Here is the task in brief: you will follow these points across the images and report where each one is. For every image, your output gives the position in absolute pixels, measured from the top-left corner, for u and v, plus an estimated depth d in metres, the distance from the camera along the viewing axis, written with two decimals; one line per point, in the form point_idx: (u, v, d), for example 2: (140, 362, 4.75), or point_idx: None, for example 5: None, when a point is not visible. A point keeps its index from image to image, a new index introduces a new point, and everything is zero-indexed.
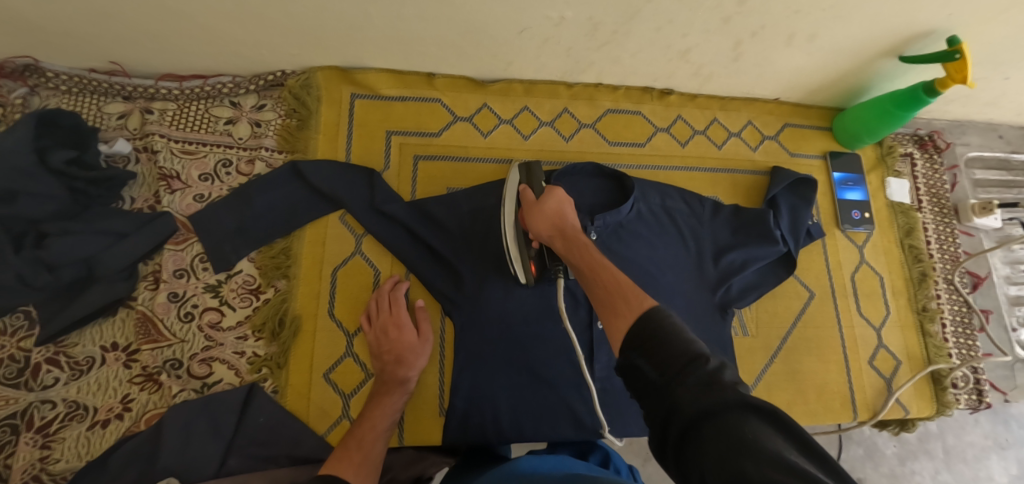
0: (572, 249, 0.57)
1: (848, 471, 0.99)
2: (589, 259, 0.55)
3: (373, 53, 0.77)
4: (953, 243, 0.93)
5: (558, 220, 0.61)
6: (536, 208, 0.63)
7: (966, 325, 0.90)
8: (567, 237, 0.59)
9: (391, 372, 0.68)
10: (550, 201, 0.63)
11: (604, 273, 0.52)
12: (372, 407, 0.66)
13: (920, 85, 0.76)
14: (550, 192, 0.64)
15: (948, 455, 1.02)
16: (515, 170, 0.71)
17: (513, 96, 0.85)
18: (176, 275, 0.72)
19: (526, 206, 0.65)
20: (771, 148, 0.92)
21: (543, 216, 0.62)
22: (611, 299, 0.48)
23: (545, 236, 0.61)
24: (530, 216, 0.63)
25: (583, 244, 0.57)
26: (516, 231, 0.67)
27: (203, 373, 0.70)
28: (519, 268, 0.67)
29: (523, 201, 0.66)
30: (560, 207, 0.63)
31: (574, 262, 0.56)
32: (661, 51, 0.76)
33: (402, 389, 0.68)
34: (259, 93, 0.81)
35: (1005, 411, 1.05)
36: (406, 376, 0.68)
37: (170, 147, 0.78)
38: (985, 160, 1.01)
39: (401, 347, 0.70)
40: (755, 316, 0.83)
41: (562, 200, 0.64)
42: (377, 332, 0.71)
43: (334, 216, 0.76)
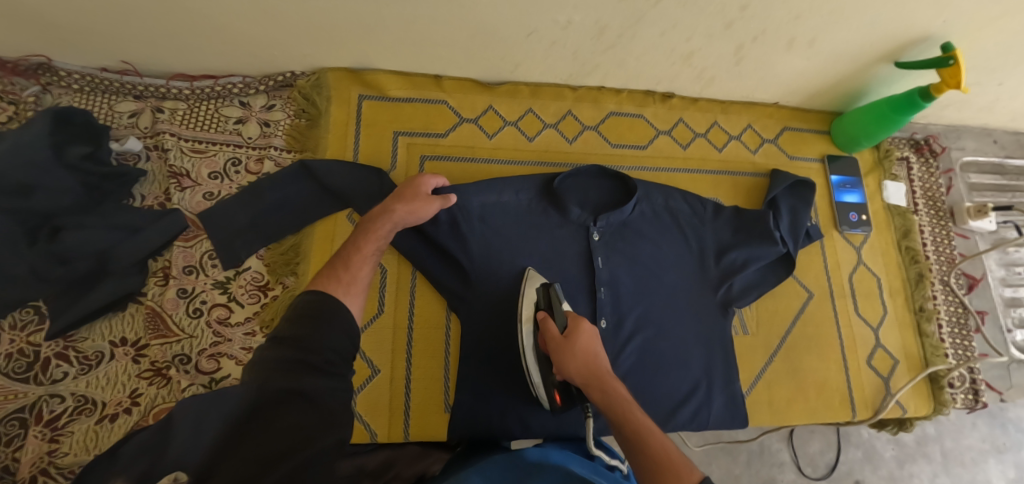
0: (611, 403, 0.58)
1: (847, 474, 1.00)
2: (630, 419, 0.56)
3: (382, 55, 0.78)
4: (949, 245, 0.95)
5: (590, 360, 0.61)
6: (566, 347, 0.62)
7: (963, 325, 0.91)
8: (605, 387, 0.59)
9: (386, 209, 0.66)
10: (581, 338, 0.62)
11: (651, 441, 0.53)
12: (360, 236, 0.64)
13: (916, 90, 0.78)
14: (576, 327, 0.64)
15: (946, 458, 1.03)
16: (530, 289, 0.70)
17: (519, 98, 0.87)
18: (185, 271, 0.73)
19: (552, 341, 0.64)
20: (771, 151, 0.93)
21: (575, 357, 0.61)
22: (663, 470, 0.50)
23: (577, 377, 0.61)
24: (560, 356, 0.62)
25: (619, 400, 0.58)
26: (538, 357, 0.67)
27: (211, 368, 0.70)
28: (543, 395, 0.67)
29: (549, 336, 0.65)
30: (591, 345, 0.63)
31: (612, 416, 0.57)
32: (665, 54, 0.77)
33: (392, 225, 0.66)
34: (268, 94, 0.83)
35: (1001, 415, 1.07)
36: (400, 218, 0.66)
37: (180, 146, 0.79)
38: (980, 164, 1.03)
39: (398, 200, 0.67)
40: (756, 315, 0.84)
41: (590, 335, 0.63)
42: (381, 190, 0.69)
43: (343, 215, 0.78)
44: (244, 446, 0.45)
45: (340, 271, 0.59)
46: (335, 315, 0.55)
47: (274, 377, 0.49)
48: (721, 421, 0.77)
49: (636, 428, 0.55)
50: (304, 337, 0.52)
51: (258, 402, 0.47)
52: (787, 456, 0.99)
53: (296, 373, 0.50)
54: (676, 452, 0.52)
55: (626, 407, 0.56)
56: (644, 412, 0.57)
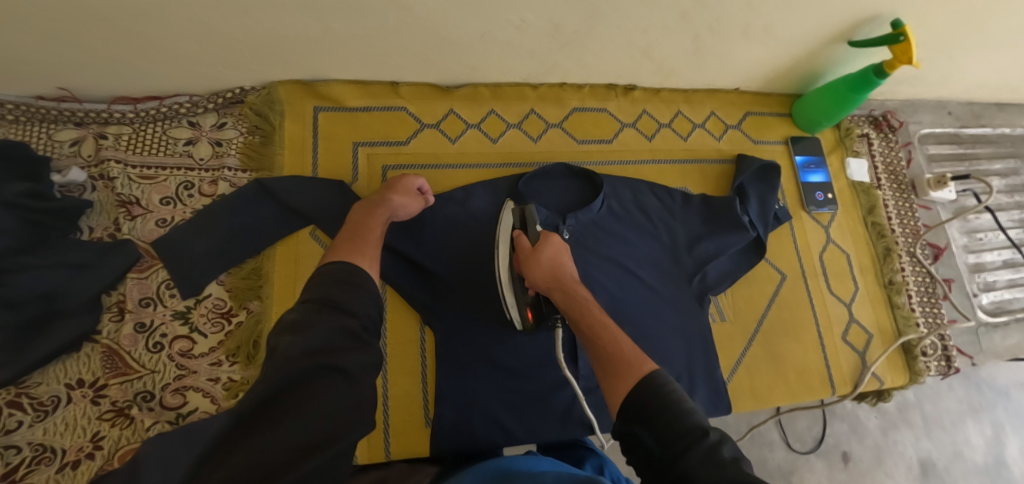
0: (572, 303, 0.61)
1: (835, 445, 1.08)
2: (587, 316, 0.59)
3: (336, 65, 0.76)
4: (913, 217, 0.97)
5: (555, 268, 0.63)
6: (532, 256, 0.64)
7: (931, 295, 0.93)
8: (565, 289, 0.62)
9: (389, 198, 0.68)
10: (547, 250, 0.64)
11: (604, 335, 0.56)
12: (365, 219, 0.64)
13: (869, 68, 0.79)
14: (545, 240, 0.65)
15: (927, 421, 1.12)
16: (506, 214, 0.71)
17: (480, 101, 0.84)
18: (141, 304, 0.70)
19: (522, 253, 0.65)
20: (735, 137, 0.93)
21: (540, 265, 0.63)
22: (615, 361, 0.53)
23: (542, 285, 0.63)
24: (527, 265, 0.64)
25: (579, 302, 0.60)
26: (511, 276, 0.68)
27: (177, 403, 0.67)
28: (515, 313, 0.67)
29: (518, 249, 0.66)
30: (557, 255, 0.64)
31: (573, 314, 0.60)
32: (624, 48, 0.76)
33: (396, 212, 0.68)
34: (218, 112, 0.79)
35: (976, 376, 1.16)
36: (405, 207, 0.68)
37: (127, 173, 0.75)
38: (937, 136, 1.07)
39: (399, 188, 0.70)
40: (732, 301, 0.83)
41: (557, 248, 0.65)
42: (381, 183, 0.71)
43: (305, 232, 0.75)
44: (275, 430, 0.41)
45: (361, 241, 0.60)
46: (369, 284, 0.55)
47: (311, 355, 0.45)
48: (706, 411, 0.77)
49: (592, 324, 0.58)
50: (341, 299, 0.51)
51: (293, 379, 0.44)
52: (776, 435, 1.05)
53: (339, 346, 0.47)
54: (629, 345, 0.54)
55: (585, 306, 0.60)
56: (602, 314, 0.59)
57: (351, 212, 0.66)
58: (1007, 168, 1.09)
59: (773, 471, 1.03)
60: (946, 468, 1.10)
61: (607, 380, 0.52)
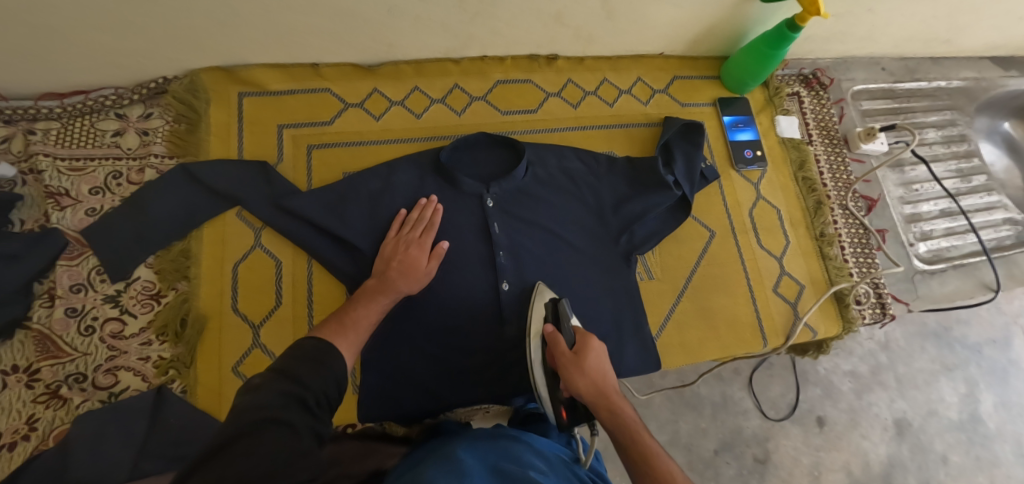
0: (619, 424, 0.58)
1: (809, 411, 1.09)
2: (641, 444, 0.56)
3: (253, 49, 0.77)
4: (845, 171, 0.98)
5: (599, 380, 0.62)
6: (575, 364, 0.62)
7: (865, 245, 0.95)
8: (612, 407, 0.60)
9: (391, 278, 0.68)
10: (590, 357, 0.63)
11: (657, 464, 0.54)
12: (362, 301, 0.66)
13: (784, 24, 0.80)
14: (586, 345, 0.64)
15: (901, 382, 1.13)
16: (538, 308, 0.70)
17: (403, 78, 0.86)
18: (72, 290, 0.72)
19: (561, 358, 0.63)
20: (663, 101, 0.94)
21: (584, 375, 0.61)
22: None
23: (585, 396, 0.61)
24: (569, 372, 0.62)
25: (625, 421, 0.59)
26: (546, 381, 0.66)
27: (109, 383, 0.69)
28: (549, 409, 0.66)
29: (557, 354, 0.64)
30: (599, 364, 0.63)
31: (622, 438, 0.57)
32: (536, 16, 0.78)
33: (395, 294, 0.68)
34: (145, 102, 0.81)
35: (947, 336, 1.18)
36: (401, 289, 0.68)
37: (56, 166, 0.76)
38: (871, 92, 1.08)
39: (407, 265, 0.69)
40: (659, 260, 0.85)
41: (599, 353, 0.64)
42: (394, 241, 0.72)
43: (231, 214, 0.77)
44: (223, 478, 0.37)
45: (343, 326, 0.61)
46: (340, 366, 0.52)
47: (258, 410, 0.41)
48: (638, 367, 0.77)
49: (646, 453, 0.55)
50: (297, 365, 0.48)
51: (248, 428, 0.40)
52: (750, 403, 1.07)
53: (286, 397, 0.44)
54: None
55: (634, 429, 0.58)
56: (651, 437, 0.58)
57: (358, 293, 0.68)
58: (943, 120, 1.11)
59: (749, 439, 1.05)
60: (922, 426, 1.11)
61: None
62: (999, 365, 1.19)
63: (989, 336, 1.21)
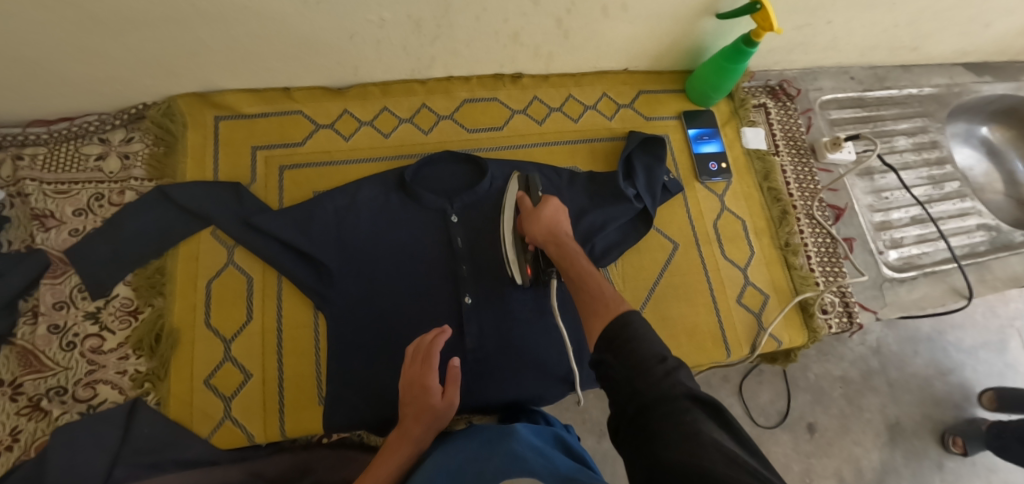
0: (566, 254, 0.64)
1: (799, 418, 1.09)
2: (580, 266, 0.61)
3: (225, 75, 0.82)
4: (811, 180, 1.00)
5: (554, 225, 0.68)
6: (534, 213, 0.69)
7: (832, 254, 0.96)
8: (563, 242, 0.65)
9: (408, 426, 0.63)
10: (547, 209, 0.69)
11: (589, 279, 0.59)
12: (382, 455, 0.61)
13: (740, 39, 0.82)
14: (545, 200, 0.70)
15: (891, 386, 1.13)
16: (511, 181, 0.79)
17: (371, 99, 0.90)
18: (55, 307, 0.76)
19: (523, 213, 0.71)
20: (627, 115, 0.97)
21: (539, 222, 0.68)
22: (593, 303, 0.55)
23: (540, 239, 0.67)
24: (528, 220, 0.68)
25: (571, 253, 0.64)
26: (513, 238, 0.73)
27: (88, 396, 0.73)
28: (515, 268, 0.72)
29: (522, 208, 0.72)
30: (556, 215, 0.69)
31: (566, 263, 0.62)
32: (493, 37, 0.81)
33: (416, 443, 0.62)
34: (126, 127, 0.85)
35: (939, 339, 1.18)
36: (420, 435, 0.62)
37: (42, 189, 0.81)
38: (840, 101, 1.10)
39: (424, 410, 0.63)
40: (621, 272, 0.86)
41: (557, 209, 0.70)
42: (406, 386, 0.65)
43: (206, 232, 0.80)
44: None
45: None
46: None
47: None
48: (595, 376, 0.82)
49: (582, 273, 0.60)
50: None
51: None
52: (740, 410, 1.07)
53: None
54: (610, 289, 0.56)
55: (574, 256, 0.63)
56: (592, 267, 0.62)
57: (382, 449, 0.63)
58: (915, 127, 1.11)
59: None
60: (915, 431, 1.11)
61: (586, 318, 0.54)
62: (993, 368, 1.18)
63: (983, 339, 1.20)
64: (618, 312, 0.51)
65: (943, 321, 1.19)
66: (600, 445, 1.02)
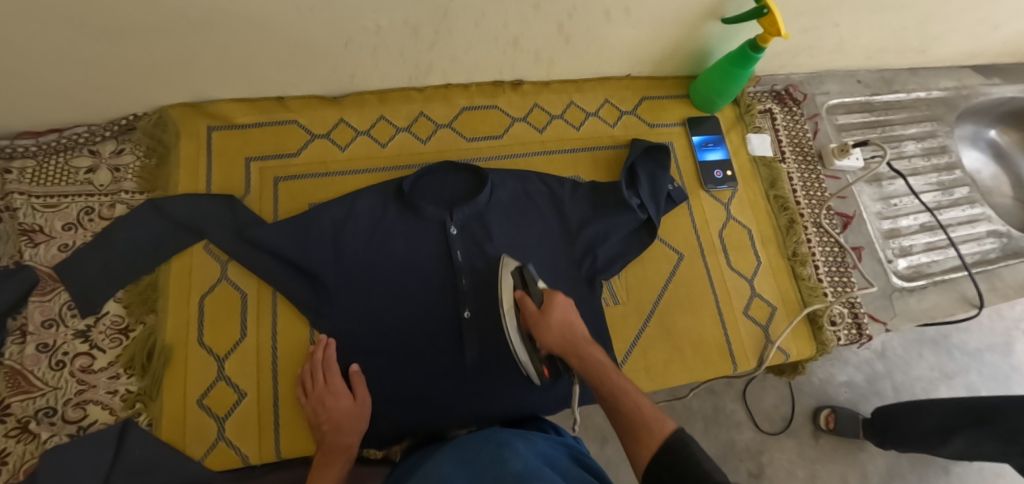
0: (590, 368, 0.59)
1: (804, 423, 1.06)
2: (608, 382, 0.57)
3: (217, 84, 0.79)
4: (818, 187, 0.98)
5: (566, 329, 0.61)
6: (541, 319, 0.60)
7: (840, 263, 0.94)
8: (582, 355, 0.60)
9: (332, 436, 0.69)
10: (555, 311, 0.62)
11: (624, 397, 0.55)
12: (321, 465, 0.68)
13: (746, 44, 0.79)
14: (551, 300, 0.63)
15: (898, 391, 1.11)
16: (505, 275, 0.67)
17: (368, 107, 0.88)
18: (44, 325, 0.74)
19: (528, 316, 0.61)
20: (630, 122, 0.95)
21: (551, 329, 0.60)
22: (634, 425, 0.51)
23: (556, 347, 0.61)
24: (537, 329, 0.60)
25: (596, 366, 0.59)
26: (522, 339, 0.62)
27: (78, 417, 0.71)
28: (531, 371, 0.62)
29: (524, 313, 0.62)
30: (565, 315, 0.62)
31: (592, 380, 0.58)
32: (492, 43, 0.79)
33: (348, 449, 0.69)
34: (117, 139, 0.83)
35: (946, 343, 1.16)
36: (349, 442, 0.69)
37: (31, 203, 0.78)
38: (847, 105, 1.08)
39: (341, 418, 0.70)
40: (625, 284, 0.84)
41: (563, 307, 0.63)
42: (313, 402, 0.71)
43: (199, 246, 0.78)
44: None
45: None
46: None
47: None
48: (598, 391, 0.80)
49: (614, 391, 0.56)
50: None
51: None
52: (742, 416, 1.05)
53: None
54: (649, 406, 0.53)
55: (600, 371, 0.58)
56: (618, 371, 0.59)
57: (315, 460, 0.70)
58: (923, 132, 1.09)
59: (743, 452, 1.02)
60: None
61: (628, 440, 0.51)
62: (1003, 374, 1.16)
63: (992, 345, 1.18)
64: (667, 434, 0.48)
65: (950, 325, 1.17)
66: (604, 455, 1.00)
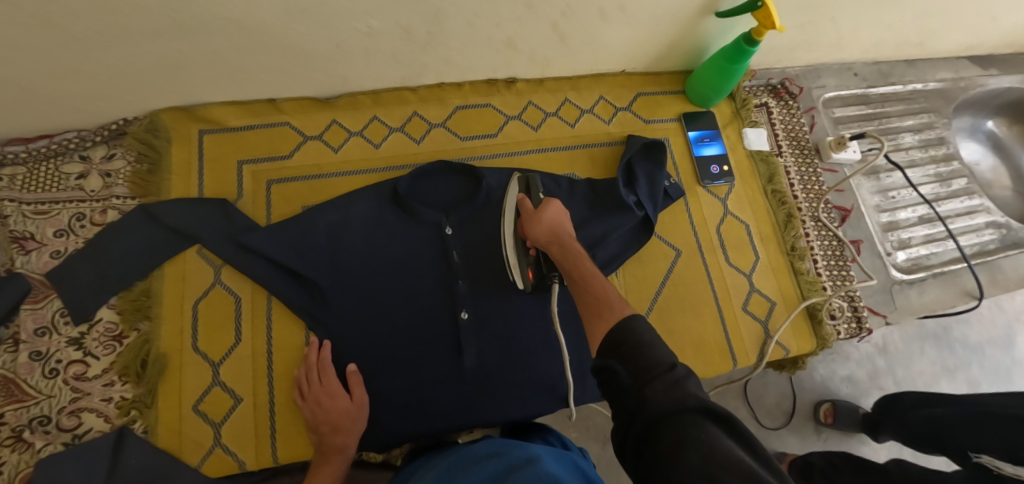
0: (567, 256, 0.62)
1: (806, 419, 1.06)
2: (581, 268, 0.59)
3: (208, 88, 0.79)
4: (816, 182, 0.97)
5: (554, 228, 0.66)
6: (534, 215, 0.67)
7: (839, 258, 0.93)
8: (563, 244, 0.63)
9: (328, 437, 0.69)
10: (548, 210, 0.68)
11: (592, 280, 0.57)
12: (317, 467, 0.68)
13: (741, 38, 0.79)
14: (547, 203, 0.69)
15: (899, 385, 1.10)
16: (512, 183, 0.77)
17: (362, 109, 0.87)
18: (37, 334, 0.73)
19: (524, 214, 0.69)
20: (626, 119, 0.94)
21: (540, 223, 0.66)
22: (593, 306, 0.53)
23: (542, 240, 0.65)
24: (529, 222, 0.67)
25: (573, 254, 0.61)
26: (514, 240, 0.72)
27: (73, 425, 0.70)
28: (518, 276, 0.70)
29: (522, 211, 0.70)
30: (557, 218, 0.67)
31: (567, 265, 0.61)
32: (486, 43, 0.78)
33: (344, 450, 0.69)
34: (108, 144, 0.82)
35: (946, 337, 1.16)
36: (344, 443, 0.69)
37: (22, 210, 0.78)
38: (844, 98, 1.07)
39: (337, 417, 0.69)
40: (623, 282, 0.84)
41: (558, 212, 0.68)
42: (308, 403, 0.71)
43: (192, 251, 0.77)
44: None
45: None
46: None
47: None
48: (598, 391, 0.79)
49: (585, 273, 0.58)
50: None
51: None
52: (744, 413, 1.04)
53: None
54: (613, 291, 0.54)
55: (576, 257, 0.61)
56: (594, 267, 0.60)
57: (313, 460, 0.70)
58: (920, 124, 1.09)
59: None
60: None
61: (590, 319, 0.52)
62: (1002, 365, 1.16)
63: (991, 337, 1.18)
64: (624, 312, 0.49)
65: (950, 317, 1.17)
66: (604, 452, 1.00)
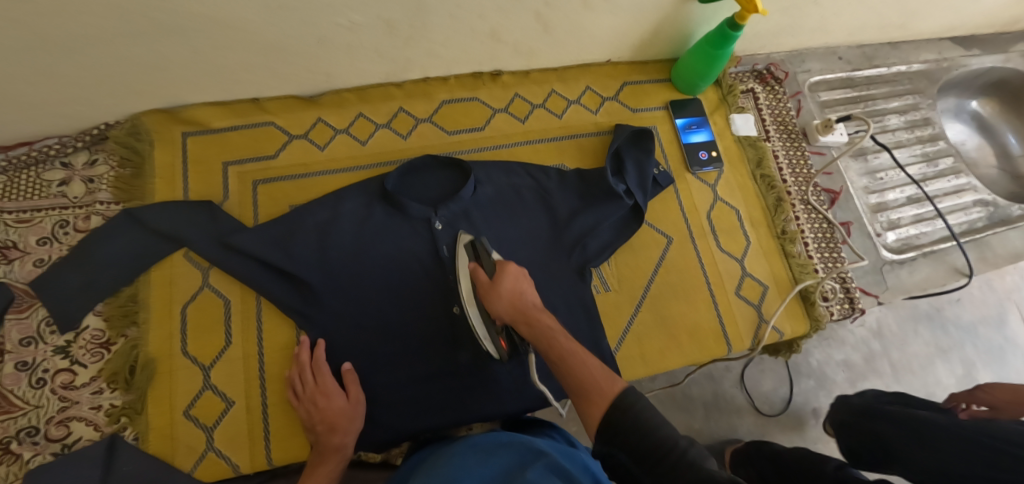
0: (540, 335, 0.55)
1: (804, 403, 1.06)
2: (557, 346, 0.53)
3: (190, 89, 0.78)
4: (805, 165, 0.98)
5: (518, 299, 0.57)
6: (492, 289, 0.57)
7: (830, 240, 0.93)
8: (531, 321, 0.56)
9: (325, 438, 0.69)
10: (505, 280, 0.58)
11: (572, 360, 0.52)
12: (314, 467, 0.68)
13: (725, 23, 0.79)
14: (501, 268, 0.59)
15: (895, 366, 1.11)
16: (461, 250, 0.69)
17: (347, 106, 0.86)
18: (23, 343, 0.72)
19: (481, 288, 0.59)
20: (613, 108, 0.94)
21: (502, 296, 0.57)
22: (581, 390, 0.49)
23: (506, 317, 0.57)
24: (488, 299, 0.57)
25: (546, 329, 0.55)
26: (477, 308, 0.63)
27: (61, 435, 0.69)
28: (491, 346, 0.63)
29: (477, 284, 0.59)
30: (518, 283, 0.58)
31: (543, 348, 0.55)
32: (470, 35, 0.77)
33: (342, 448, 0.69)
34: (89, 149, 0.81)
35: (939, 318, 1.16)
36: (341, 442, 0.69)
37: (3, 219, 0.76)
38: (829, 82, 1.08)
39: (332, 417, 0.68)
40: (616, 271, 0.83)
41: (516, 274, 0.58)
42: (303, 402, 0.71)
43: (179, 254, 0.76)
44: None
45: None
46: None
47: None
48: None
49: (563, 353, 0.53)
50: None
51: None
52: (742, 401, 1.04)
53: None
54: (598, 367, 0.51)
55: (551, 337, 0.54)
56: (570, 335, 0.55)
57: (309, 460, 0.70)
58: (905, 105, 1.09)
59: (744, 437, 1.01)
60: None
61: (579, 406, 0.49)
62: (994, 342, 1.17)
63: (983, 315, 1.18)
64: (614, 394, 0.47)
65: (942, 297, 1.17)
66: None
